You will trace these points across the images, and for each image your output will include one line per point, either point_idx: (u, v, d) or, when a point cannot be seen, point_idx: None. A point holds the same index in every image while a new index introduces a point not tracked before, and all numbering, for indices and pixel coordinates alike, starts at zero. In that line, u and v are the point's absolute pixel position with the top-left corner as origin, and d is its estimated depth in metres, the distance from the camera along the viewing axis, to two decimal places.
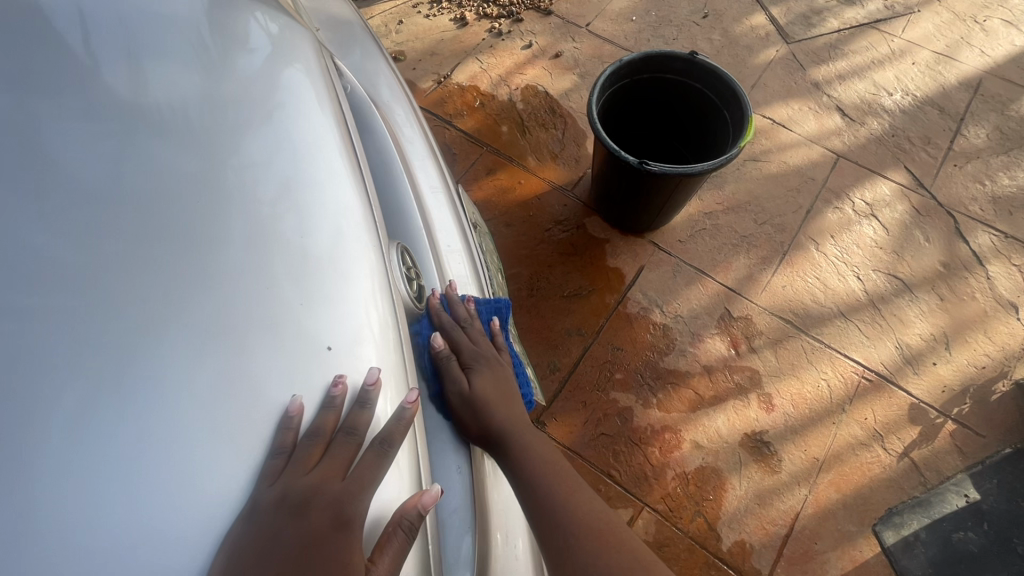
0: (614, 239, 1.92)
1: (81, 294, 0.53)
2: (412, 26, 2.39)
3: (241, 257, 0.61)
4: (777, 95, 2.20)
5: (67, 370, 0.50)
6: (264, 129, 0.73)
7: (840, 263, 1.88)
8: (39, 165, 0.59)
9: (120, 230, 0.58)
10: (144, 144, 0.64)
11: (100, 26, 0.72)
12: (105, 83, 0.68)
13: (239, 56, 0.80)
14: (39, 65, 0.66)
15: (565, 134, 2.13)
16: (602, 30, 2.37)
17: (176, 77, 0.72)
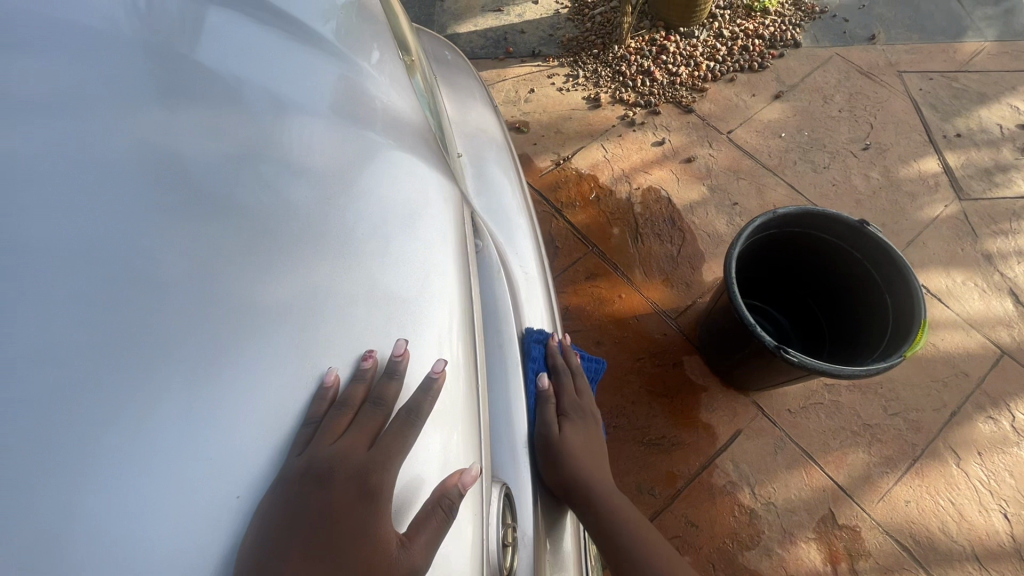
0: (712, 388, 1.70)
1: (144, 405, 0.50)
2: (542, 97, 2.28)
3: (313, 404, 0.59)
4: (938, 259, 1.90)
5: (107, 486, 0.46)
6: (377, 249, 0.69)
7: (984, 491, 1.55)
8: (152, 235, 0.58)
9: (94, 399, 0.49)
10: (246, 240, 0.62)
11: (255, 104, 0.74)
12: (237, 158, 0.67)
13: (370, 168, 0.76)
14: (189, 137, 0.67)
15: (681, 251, 1.93)
16: (745, 140, 2.16)
17: (243, 201, 0.64)
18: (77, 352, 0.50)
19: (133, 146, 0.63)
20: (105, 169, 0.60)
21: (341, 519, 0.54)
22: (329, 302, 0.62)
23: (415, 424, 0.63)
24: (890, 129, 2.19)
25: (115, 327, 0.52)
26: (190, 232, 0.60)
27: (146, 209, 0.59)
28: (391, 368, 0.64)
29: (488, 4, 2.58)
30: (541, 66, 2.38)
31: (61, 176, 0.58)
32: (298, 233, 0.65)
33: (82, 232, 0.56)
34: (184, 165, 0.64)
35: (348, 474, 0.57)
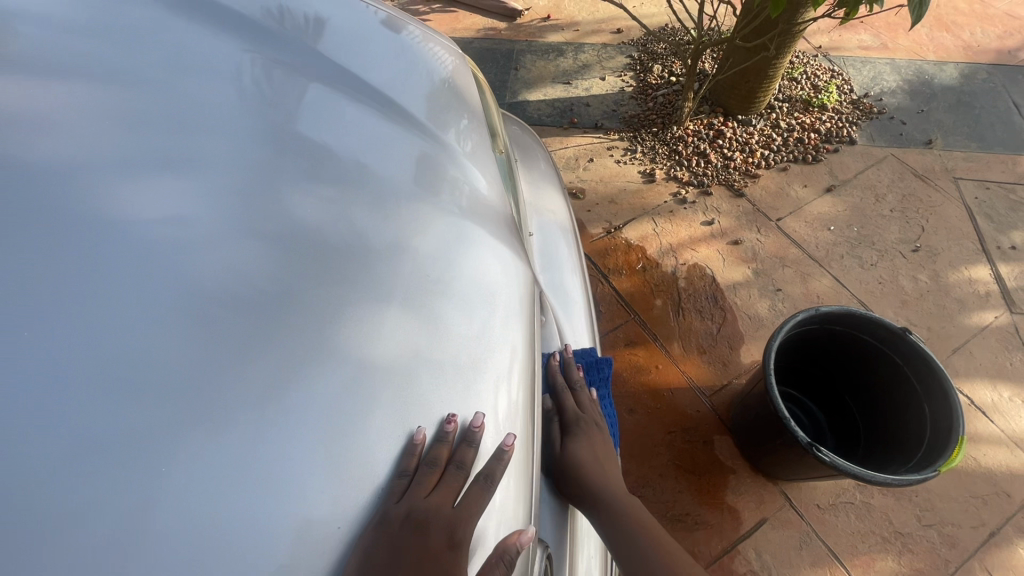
0: (741, 471, 1.72)
1: (265, 434, 0.62)
2: (600, 167, 2.43)
3: (394, 451, 0.69)
4: (985, 370, 1.89)
5: (229, 497, 0.59)
6: (457, 319, 0.81)
7: None
8: (281, 292, 0.72)
9: (225, 425, 0.62)
10: (353, 304, 0.74)
11: (368, 182, 0.89)
12: (352, 231, 0.81)
13: (458, 246, 0.89)
14: (317, 208, 0.82)
15: (720, 330, 1.99)
16: (793, 229, 2.24)
17: (358, 273, 0.77)
18: (214, 381, 0.63)
19: (277, 225, 0.78)
20: (255, 245, 0.75)
21: (432, 560, 0.66)
22: (419, 368, 0.74)
23: (491, 487, 0.75)
24: (942, 234, 2.22)
25: (251, 379, 0.65)
26: (314, 299, 0.72)
27: (283, 280, 0.73)
28: (469, 436, 0.75)
29: (558, 76, 2.79)
30: (602, 137, 2.55)
31: (223, 250, 0.73)
32: (400, 306, 0.77)
33: (226, 283, 0.70)
34: (314, 242, 0.78)
35: (441, 526, 0.69)
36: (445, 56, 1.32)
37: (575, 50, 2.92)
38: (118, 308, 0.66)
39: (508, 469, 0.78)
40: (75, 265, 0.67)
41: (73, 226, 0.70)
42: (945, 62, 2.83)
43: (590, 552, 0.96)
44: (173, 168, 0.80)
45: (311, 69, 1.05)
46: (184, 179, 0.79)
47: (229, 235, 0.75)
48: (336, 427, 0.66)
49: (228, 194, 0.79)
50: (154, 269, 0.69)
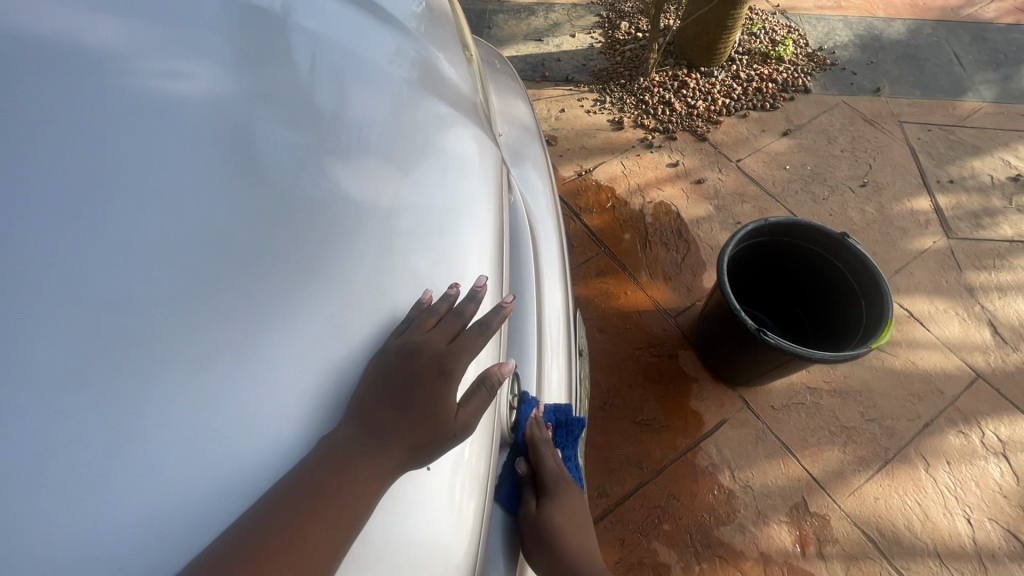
0: (704, 381, 1.86)
1: (261, 244, 0.62)
2: (571, 116, 2.55)
3: (389, 272, 0.71)
4: (923, 288, 2.06)
5: (228, 294, 0.58)
6: (438, 175, 0.85)
7: (951, 496, 1.66)
8: (263, 125, 0.71)
9: (217, 232, 0.61)
10: (337, 143, 0.76)
11: (344, 50, 0.90)
12: (333, 86, 0.82)
13: (433, 118, 0.94)
14: (295, 62, 0.82)
15: (684, 259, 2.13)
16: (752, 169, 2.39)
17: (351, 119, 0.79)
18: (201, 195, 0.62)
19: (265, 70, 0.77)
20: (246, 78, 0.75)
21: (422, 386, 0.69)
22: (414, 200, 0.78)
23: (486, 335, 0.77)
24: (887, 171, 2.38)
25: (252, 191, 0.65)
26: (310, 132, 0.74)
27: (273, 122, 0.72)
28: (474, 295, 0.80)
29: (530, 34, 2.89)
30: (572, 90, 2.66)
31: (215, 81, 0.72)
32: (394, 149, 0.81)
33: (204, 114, 0.69)
34: (307, 87, 0.79)
35: (432, 357, 0.71)
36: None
37: (546, 10, 3.01)
38: (99, 119, 0.63)
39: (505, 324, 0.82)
40: (49, 76, 0.64)
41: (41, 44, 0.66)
42: (893, 19, 3.01)
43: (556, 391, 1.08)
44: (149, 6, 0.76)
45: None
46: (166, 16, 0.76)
47: (217, 70, 0.73)
48: (339, 240, 0.67)
49: (213, 31, 0.77)
50: (139, 89, 0.67)
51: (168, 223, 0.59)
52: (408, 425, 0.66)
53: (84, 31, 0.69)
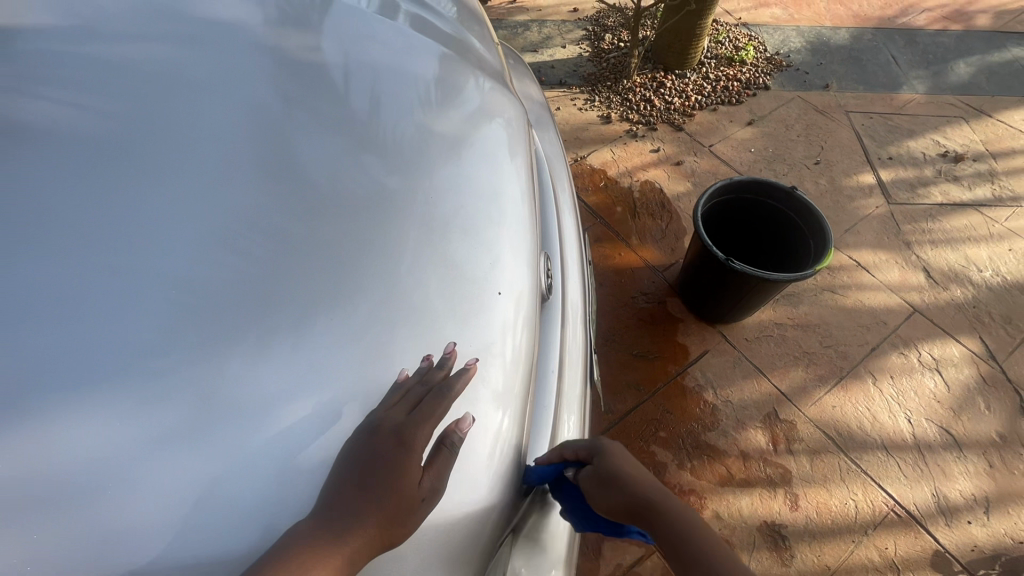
0: (688, 321, 2.21)
1: (382, 151, 1.00)
2: (566, 113, 2.95)
3: (460, 172, 1.08)
4: (868, 242, 2.45)
5: (368, 174, 0.95)
6: (480, 123, 1.23)
7: (893, 403, 2.02)
8: (371, 88, 1.11)
9: (357, 143, 0.99)
10: (417, 97, 1.15)
11: (412, 41, 1.29)
12: (409, 64, 1.22)
13: (473, 86, 1.31)
14: (384, 49, 1.22)
15: (668, 226, 2.50)
16: (722, 152, 2.79)
17: (414, 86, 1.17)
18: (344, 124, 1.01)
19: (363, 58, 1.16)
20: (349, 60, 1.14)
21: (386, 461, 0.76)
22: (460, 134, 1.15)
23: (447, 397, 0.85)
24: (837, 151, 2.80)
25: (362, 123, 1.03)
26: (391, 91, 1.12)
27: (376, 85, 1.12)
28: (442, 362, 0.87)
29: (526, 46, 3.31)
30: (566, 91, 3.07)
31: (333, 63, 1.12)
32: (443, 105, 1.18)
33: (336, 82, 1.08)
34: (386, 66, 1.18)
35: (390, 431, 0.79)
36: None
37: (539, 26, 3.44)
38: (273, 82, 1.03)
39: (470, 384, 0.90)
40: (243, 60, 1.05)
41: (234, 44, 1.07)
42: (839, 27, 3.48)
43: (575, 285, 1.38)
44: (285, 20, 1.17)
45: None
46: (296, 26, 1.17)
47: (332, 57, 1.13)
48: (416, 151, 1.04)
49: (329, 36, 1.18)
50: (292, 67, 1.07)
51: (319, 133, 0.97)
52: (381, 492, 0.74)
53: (255, 37, 1.11)
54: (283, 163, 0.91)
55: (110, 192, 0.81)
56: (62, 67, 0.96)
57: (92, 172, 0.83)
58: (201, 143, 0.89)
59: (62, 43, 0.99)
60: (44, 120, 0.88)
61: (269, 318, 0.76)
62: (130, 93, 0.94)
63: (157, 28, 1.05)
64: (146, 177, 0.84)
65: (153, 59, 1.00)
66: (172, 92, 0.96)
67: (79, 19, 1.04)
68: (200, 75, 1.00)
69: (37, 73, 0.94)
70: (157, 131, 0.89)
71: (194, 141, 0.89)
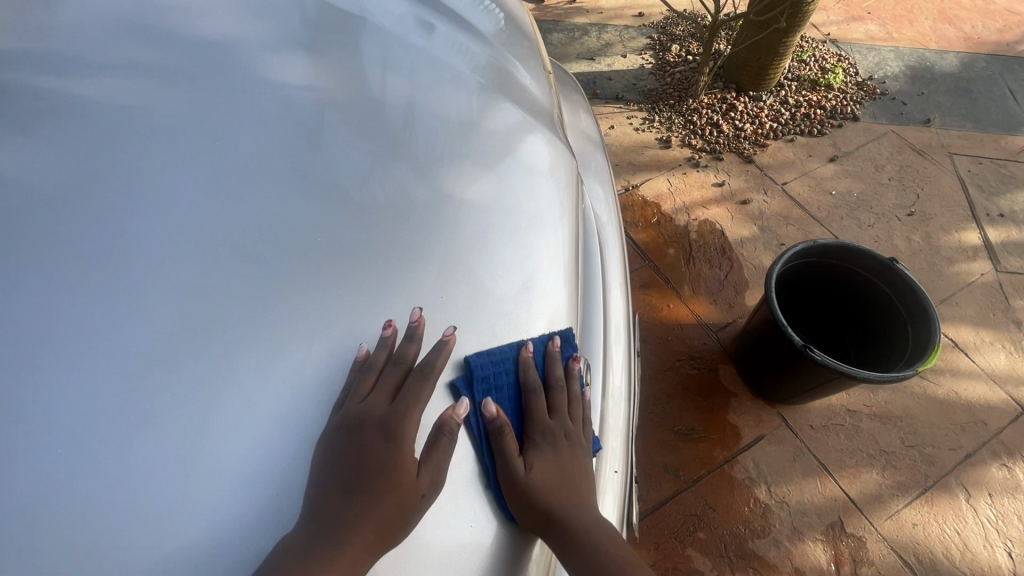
0: (743, 396, 1.90)
1: (373, 229, 0.81)
2: (620, 133, 2.64)
3: (470, 258, 0.87)
4: (970, 319, 2.06)
5: (347, 261, 0.78)
6: (512, 183, 0.99)
7: (990, 528, 1.66)
8: (375, 139, 0.90)
9: (341, 215, 0.81)
10: (431, 152, 0.93)
11: (442, 72, 1.04)
12: (432, 106, 0.99)
13: (513, 128, 1.06)
14: (403, 84, 0.99)
15: (727, 277, 2.18)
16: (797, 192, 2.43)
17: (431, 140, 0.95)
18: (330, 189, 0.83)
19: (377, 102, 0.95)
20: (359, 107, 0.93)
21: (376, 459, 0.69)
22: (492, 207, 0.94)
23: (428, 379, 0.76)
24: (936, 201, 2.39)
25: (365, 197, 0.84)
26: (402, 150, 0.91)
27: (383, 132, 0.92)
28: (411, 331, 0.77)
29: (583, 53, 3.00)
30: (622, 108, 2.75)
31: (343, 108, 0.92)
32: (469, 161, 0.96)
33: (333, 128, 0.89)
34: (406, 110, 0.96)
35: (373, 424, 0.71)
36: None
37: (599, 31, 3.12)
38: (257, 138, 0.84)
39: (449, 357, 0.79)
40: (227, 106, 0.86)
41: (222, 79, 0.88)
42: (946, 51, 3.02)
43: (619, 384, 1.11)
44: (288, 44, 0.96)
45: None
46: (303, 51, 0.96)
47: (335, 96, 0.92)
48: (416, 229, 0.84)
49: (340, 71, 0.96)
50: (288, 118, 0.88)
51: (301, 208, 0.80)
52: (378, 503, 0.66)
53: (248, 67, 0.91)
54: (258, 261, 0.74)
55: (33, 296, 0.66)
56: (15, 106, 0.80)
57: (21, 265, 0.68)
58: (158, 234, 0.73)
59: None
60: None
61: (209, 487, 0.61)
62: (85, 148, 0.77)
63: (131, 54, 0.87)
64: (81, 280, 0.68)
65: (118, 99, 0.83)
66: (135, 149, 0.79)
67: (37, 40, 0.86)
68: (171, 125, 0.82)
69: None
70: (108, 208, 0.73)
71: (149, 230, 0.73)
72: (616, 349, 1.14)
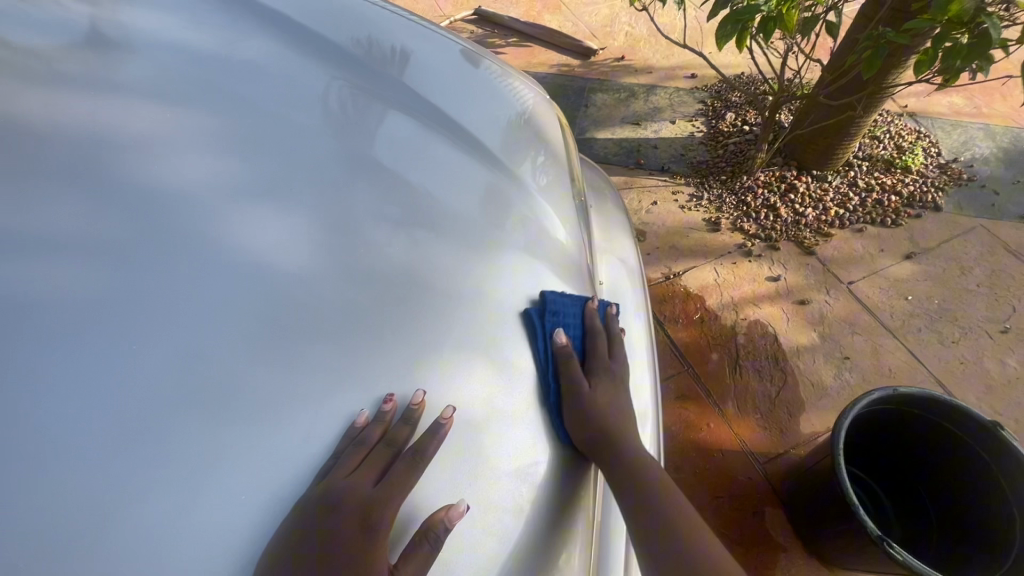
0: (792, 551, 1.62)
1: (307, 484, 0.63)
2: (664, 211, 2.41)
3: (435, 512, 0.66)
4: None
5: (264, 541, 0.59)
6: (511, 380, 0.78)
7: None
8: (337, 327, 0.70)
9: (272, 465, 0.62)
10: (408, 343, 0.73)
11: (441, 221, 0.86)
12: (421, 271, 0.79)
13: (522, 294, 0.86)
14: (388, 241, 0.80)
15: (780, 394, 1.89)
16: (866, 294, 2.13)
17: (414, 320, 0.75)
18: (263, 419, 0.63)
19: (351, 267, 0.75)
20: (333, 282, 0.74)
21: (348, 547, 0.60)
22: (495, 418, 0.75)
23: (419, 463, 0.68)
24: None
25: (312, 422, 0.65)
26: (372, 346, 0.71)
27: (352, 315, 0.72)
28: (408, 415, 0.69)
29: (628, 117, 2.80)
30: (667, 181, 2.53)
31: (311, 283, 0.73)
32: (466, 350, 0.77)
33: (285, 313, 0.69)
34: (393, 281, 0.76)
35: (357, 505, 0.63)
36: (525, 93, 1.28)
37: (647, 93, 2.92)
38: (185, 331, 0.65)
39: (446, 440, 0.71)
40: (155, 290, 0.67)
41: (162, 247, 0.70)
42: None
43: None
44: (259, 193, 0.80)
45: (380, 91, 1.04)
46: (275, 201, 0.80)
47: (303, 263, 0.75)
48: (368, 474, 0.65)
49: (314, 225, 0.78)
50: (231, 307, 0.68)
51: (220, 445, 0.60)
52: None
53: (199, 228, 0.74)
54: (156, 558, 0.55)
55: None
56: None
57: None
58: (17, 505, 0.54)
59: None
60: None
61: None
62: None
63: (57, 210, 0.71)
64: None
65: (22, 270, 0.66)
66: (17, 357, 0.60)
67: None
68: (71, 318, 0.63)
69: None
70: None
71: (7, 496, 0.54)
72: (642, 436, 1.00)
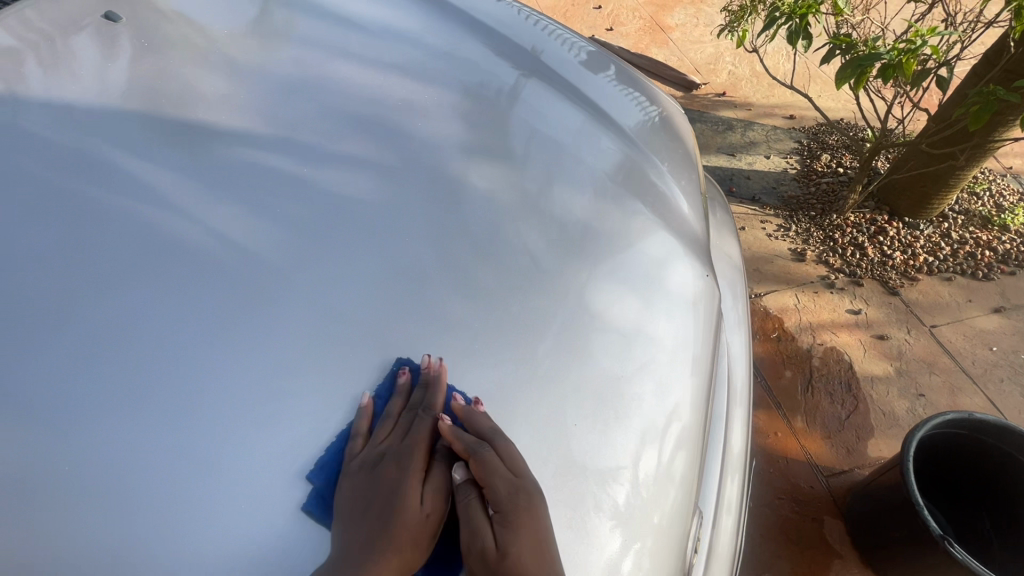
0: (848, 559, 1.71)
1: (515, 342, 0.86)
2: (751, 236, 2.55)
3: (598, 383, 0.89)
4: None
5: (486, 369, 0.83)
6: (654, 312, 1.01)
7: None
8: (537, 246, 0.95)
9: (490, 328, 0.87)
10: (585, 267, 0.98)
11: (607, 188, 1.11)
12: (594, 219, 1.04)
13: (664, 253, 1.09)
14: (571, 196, 1.05)
15: (850, 417, 1.98)
16: (948, 338, 2.18)
17: (589, 254, 0.99)
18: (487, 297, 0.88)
19: (545, 209, 1.01)
20: (532, 218, 0.99)
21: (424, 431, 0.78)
22: (640, 334, 0.97)
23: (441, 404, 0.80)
24: None
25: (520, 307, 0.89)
26: (561, 264, 0.96)
27: (546, 241, 0.97)
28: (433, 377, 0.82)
29: (724, 147, 2.98)
30: (756, 210, 2.67)
31: (517, 214, 0.99)
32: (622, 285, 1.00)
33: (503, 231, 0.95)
34: (574, 225, 1.01)
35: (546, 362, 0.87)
36: (662, 104, 1.52)
37: (744, 127, 3.09)
38: (436, 230, 0.92)
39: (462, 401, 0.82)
40: (414, 207, 0.93)
41: (418, 174, 0.98)
42: None
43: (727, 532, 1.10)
44: (476, 149, 1.06)
45: (557, 88, 1.30)
46: (488, 155, 1.06)
47: (510, 201, 1.00)
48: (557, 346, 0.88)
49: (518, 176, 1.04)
50: (464, 227, 0.93)
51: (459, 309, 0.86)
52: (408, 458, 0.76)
53: (440, 171, 1.00)
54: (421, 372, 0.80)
55: (217, 362, 0.73)
56: (245, 170, 0.92)
57: (211, 330, 0.75)
58: (334, 327, 0.79)
59: (242, 148, 0.95)
60: (206, 237, 0.84)
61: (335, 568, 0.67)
62: (292, 220, 0.87)
63: (347, 142, 1.00)
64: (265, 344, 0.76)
65: (327, 176, 0.94)
66: (331, 229, 0.88)
67: (276, 118, 1.01)
68: (364, 216, 0.90)
69: (220, 176, 0.91)
70: (298, 287, 0.81)
71: (328, 320, 0.80)
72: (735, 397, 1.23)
